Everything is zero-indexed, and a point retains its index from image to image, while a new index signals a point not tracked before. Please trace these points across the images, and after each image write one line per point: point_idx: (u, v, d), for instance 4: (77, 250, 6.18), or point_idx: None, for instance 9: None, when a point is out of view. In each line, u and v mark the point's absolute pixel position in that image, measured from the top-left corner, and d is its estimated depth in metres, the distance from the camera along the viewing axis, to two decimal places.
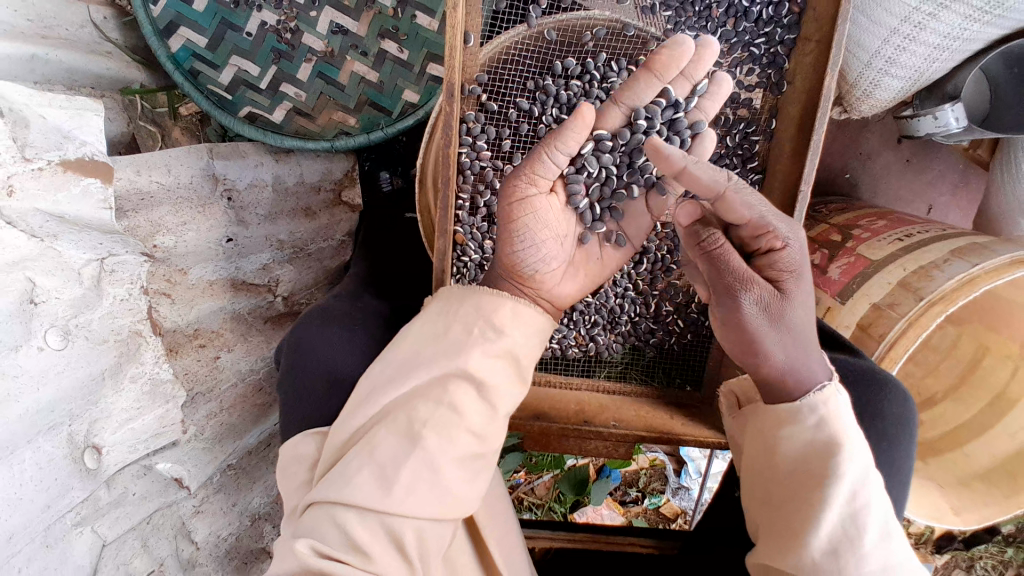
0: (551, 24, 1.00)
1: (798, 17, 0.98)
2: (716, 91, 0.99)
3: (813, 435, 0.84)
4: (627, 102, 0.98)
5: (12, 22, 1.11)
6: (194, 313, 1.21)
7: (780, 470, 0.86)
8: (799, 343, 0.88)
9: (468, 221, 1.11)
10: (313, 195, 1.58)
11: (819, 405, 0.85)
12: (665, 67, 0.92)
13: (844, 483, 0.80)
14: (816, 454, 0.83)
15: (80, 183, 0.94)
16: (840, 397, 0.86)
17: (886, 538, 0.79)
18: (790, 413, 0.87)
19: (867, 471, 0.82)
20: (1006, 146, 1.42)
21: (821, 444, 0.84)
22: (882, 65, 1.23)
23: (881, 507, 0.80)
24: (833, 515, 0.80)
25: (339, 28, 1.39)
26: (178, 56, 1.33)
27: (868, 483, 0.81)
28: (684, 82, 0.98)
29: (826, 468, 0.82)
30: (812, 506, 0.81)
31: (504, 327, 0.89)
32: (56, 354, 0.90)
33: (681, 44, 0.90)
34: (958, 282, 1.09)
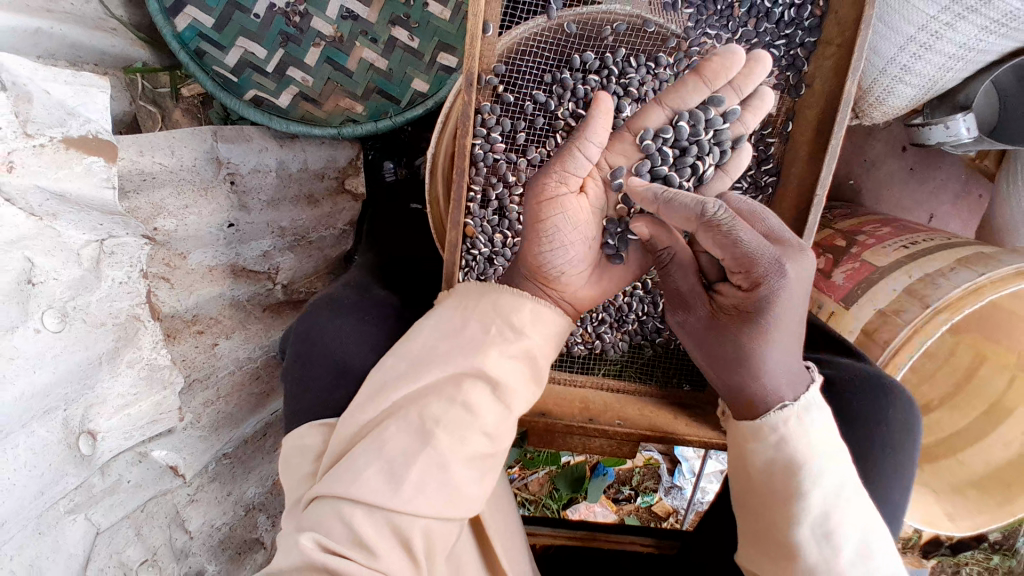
0: (572, 17, 0.97)
1: (820, 20, 0.96)
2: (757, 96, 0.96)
3: (776, 456, 0.82)
4: (671, 107, 0.93)
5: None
6: (193, 299, 1.19)
7: (756, 479, 0.85)
8: (763, 369, 0.83)
9: (480, 214, 1.08)
10: (317, 182, 1.54)
11: (780, 425, 0.82)
12: (716, 76, 0.89)
13: (817, 510, 0.79)
14: (781, 475, 0.82)
15: (82, 162, 0.92)
16: (808, 417, 0.82)
17: (863, 555, 0.79)
18: (753, 432, 0.84)
19: (841, 484, 0.80)
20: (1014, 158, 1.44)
21: (781, 466, 0.82)
22: (897, 72, 1.22)
23: (856, 525, 0.80)
24: (806, 529, 0.80)
25: (349, 13, 1.37)
26: (183, 35, 1.31)
27: (842, 503, 0.80)
28: (732, 92, 0.93)
29: (792, 488, 0.81)
30: (781, 521, 0.82)
31: (524, 328, 0.87)
32: (53, 337, 0.88)
33: (733, 53, 0.87)
34: (965, 290, 1.10)
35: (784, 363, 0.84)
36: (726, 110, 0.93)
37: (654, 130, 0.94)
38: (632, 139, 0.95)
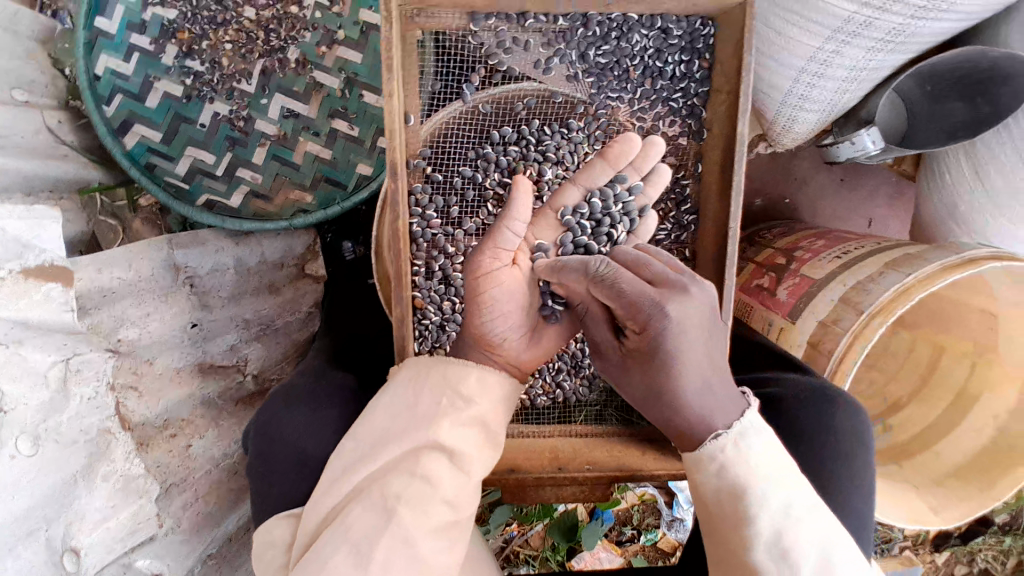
0: (486, 99, 1.08)
1: (709, 72, 1.05)
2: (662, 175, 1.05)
3: (720, 483, 0.83)
4: (584, 185, 1.05)
5: None
6: (163, 405, 1.22)
7: (709, 509, 0.85)
8: (682, 403, 0.83)
9: (425, 285, 1.13)
10: (276, 271, 1.60)
11: (718, 453, 0.83)
12: (618, 159, 1.00)
13: (768, 530, 0.79)
14: (729, 500, 0.82)
15: (41, 290, 0.96)
16: (745, 441, 0.83)
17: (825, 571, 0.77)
18: (696, 464, 0.85)
19: (789, 501, 0.80)
20: (930, 161, 1.53)
21: (728, 492, 0.82)
22: (796, 101, 1.32)
23: (813, 541, 0.78)
24: (763, 553, 0.79)
25: (291, 112, 1.45)
26: (133, 153, 1.40)
27: (794, 521, 0.79)
28: (634, 172, 1.05)
29: (742, 512, 0.80)
30: (739, 549, 0.80)
31: (473, 396, 0.91)
32: (27, 462, 0.91)
33: (630, 140, 0.98)
34: (895, 292, 1.16)
35: (708, 394, 0.84)
36: (631, 185, 1.06)
37: (572, 207, 1.05)
38: (555, 215, 1.06)
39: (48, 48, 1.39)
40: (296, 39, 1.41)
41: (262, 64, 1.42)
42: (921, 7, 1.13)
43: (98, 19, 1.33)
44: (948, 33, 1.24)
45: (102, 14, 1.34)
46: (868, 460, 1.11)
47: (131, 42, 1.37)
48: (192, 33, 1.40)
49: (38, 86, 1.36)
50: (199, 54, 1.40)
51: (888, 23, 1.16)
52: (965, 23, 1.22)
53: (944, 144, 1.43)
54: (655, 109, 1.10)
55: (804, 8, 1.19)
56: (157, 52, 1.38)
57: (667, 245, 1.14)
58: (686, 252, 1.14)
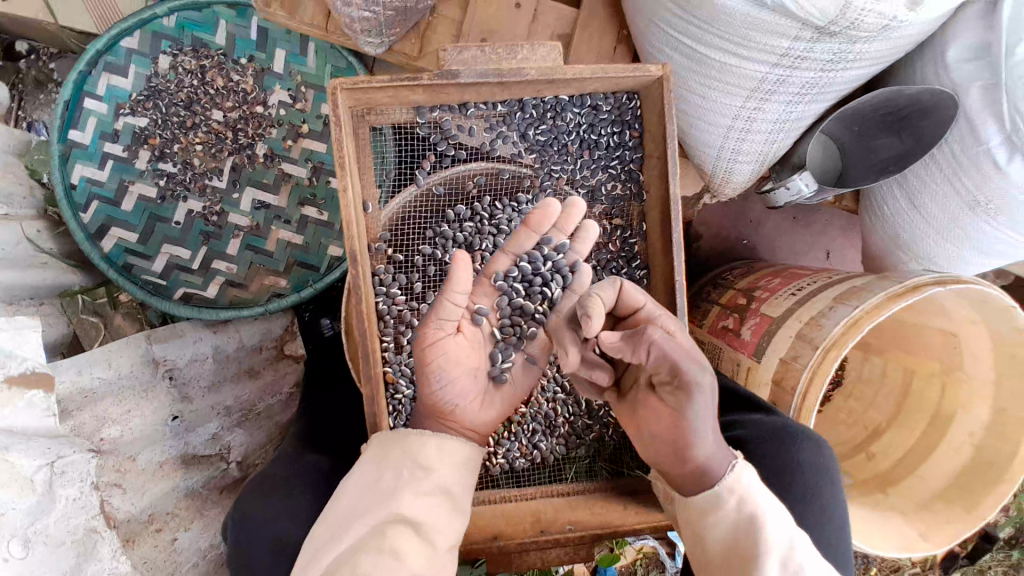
0: (437, 181, 1.16)
1: (640, 140, 1.13)
2: (588, 231, 1.09)
3: (734, 517, 0.88)
4: (512, 253, 1.08)
5: None
6: (146, 500, 1.23)
7: (713, 553, 0.89)
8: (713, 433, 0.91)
9: (396, 360, 1.17)
10: (254, 355, 1.65)
11: (729, 489, 0.89)
12: (540, 222, 1.01)
13: (777, 561, 0.84)
14: (743, 534, 0.87)
15: (24, 395, 1.00)
16: (748, 478, 0.90)
17: None
18: (709, 504, 0.90)
19: (795, 534, 0.87)
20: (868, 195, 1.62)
21: (739, 527, 0.88)
22: (731, 154, 1.41)
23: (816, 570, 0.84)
24: None
25: (261, 203, 1.53)
26: (111, 255, 1.46)
27: (798, 551, 0.85)
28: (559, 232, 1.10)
29: (751, 547, 0.85)
30: None
31: (432, 464, 0.94)
32: (19, 564, 0.92)
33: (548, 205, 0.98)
34: (845, 325, 1.21)
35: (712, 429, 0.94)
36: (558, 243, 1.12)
37: (504, 272, 1.10)
38: (489, 282, 1.09)
39: (26, 159, 1.50)
40: (263, 135, 1.51)
41: (232, 161, 1.51)
42: (828, 61, 1.22)
43: (73, 133, 1.43)
44: (864, 76, 1.32)
45: (76, 128, 1.44)
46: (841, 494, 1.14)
47: (106, 151, 1.47)
48: (162, 137, 1.49)
49: (16, 198, 1.44)
50: (172, 156, 1.50)
51: (801, 79, 1.26)
52: (877, 66, 1.30)
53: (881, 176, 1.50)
54: (597, 176, 1.18)
55: (721, 73, 1.29)
56: (131, 158, 1.48)
57: None
58: None
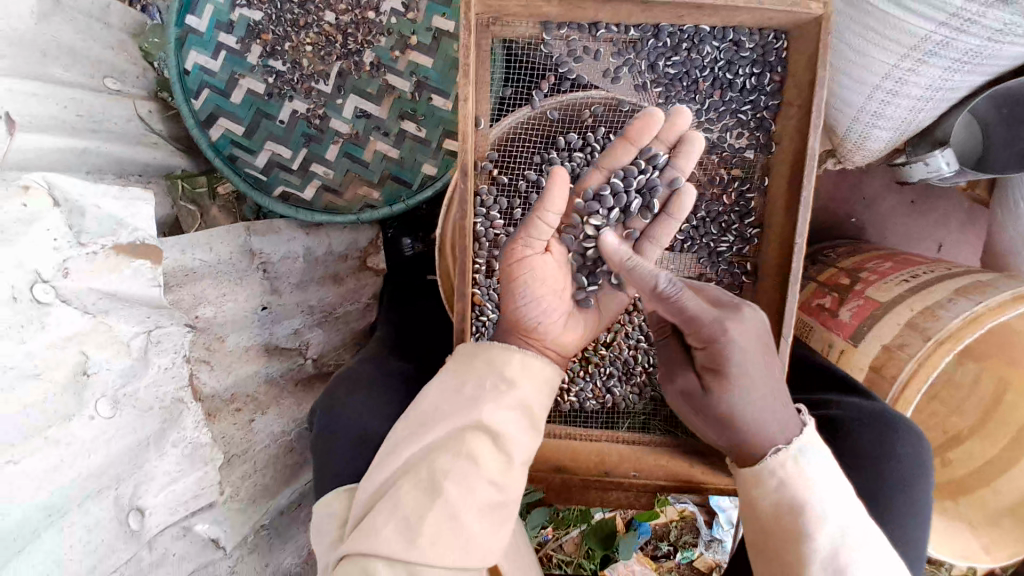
0: (553, 105, 1.10)
1: (780, 86, 1.04)
2: (694, 151, 1.03)
3: (781, 496, 0.84)
4: (607, 168, 1.05)
5: (69, 120, 1.21)
6: (230, 380, 1.32)
7: (761, 525, 0.86)
8: (746, 422, 0.88)
9: (487, 282, 1.16)
10: (340, 262, 1.67)
11: (777, 469, 0.86)
12: (640, 134, 0.98)
13: (825, 548, 0.79)
14: (789, 512, 0.83)
15: (131, 265, 1.09)
16: (804, 458, 0.86)
17: None
18: (755, 477, 0.88)
19: (847, 524, 0.81)
20: (1005, 186, 1.42)
21: (788, 506, 0.84)
22: (869, 119, 1.28)
23: (869, 565, 0.78)
24: (818, 572, 0.79)
25: (363, 113, 1.52)
26: (218, 144, 1.49)
27: (850, 543, 0.80)
28: (660, 145, 1.04)
29: (799, 528, 0.81)
30: (796, 565, 0.81)
31: (515, 379, 0.94)
32: (104, 422, 1.02)
33: (652, 115, 0.95)
34: (963, 320, 1.11)
35: (771, 411, 0.89)
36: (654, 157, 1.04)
37: (594, 189, 1.06)
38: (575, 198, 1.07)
39: (140, 41, 1.51)
40: (371, 43, 1.48)
41: (339, 66, 1.50)
42: (997, 30, 1.09)
43: (189, 18, 1.43)
44: None
45: (193, 13, 1.43)
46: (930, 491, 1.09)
47: (220, 41, 1.46)
48: (275, 34, 1.48)
49: (130, 77, 1.47)
50: (282, 54, 1.49)
51: (966, 44, 1.12)
52: None
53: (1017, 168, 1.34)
54: (723, 121, 1.10)
55: (880, 25, 1.17)
56: (243, 51, 1.47)
57: (729, 257, 1.15)
58: (747, 265, 1.13)
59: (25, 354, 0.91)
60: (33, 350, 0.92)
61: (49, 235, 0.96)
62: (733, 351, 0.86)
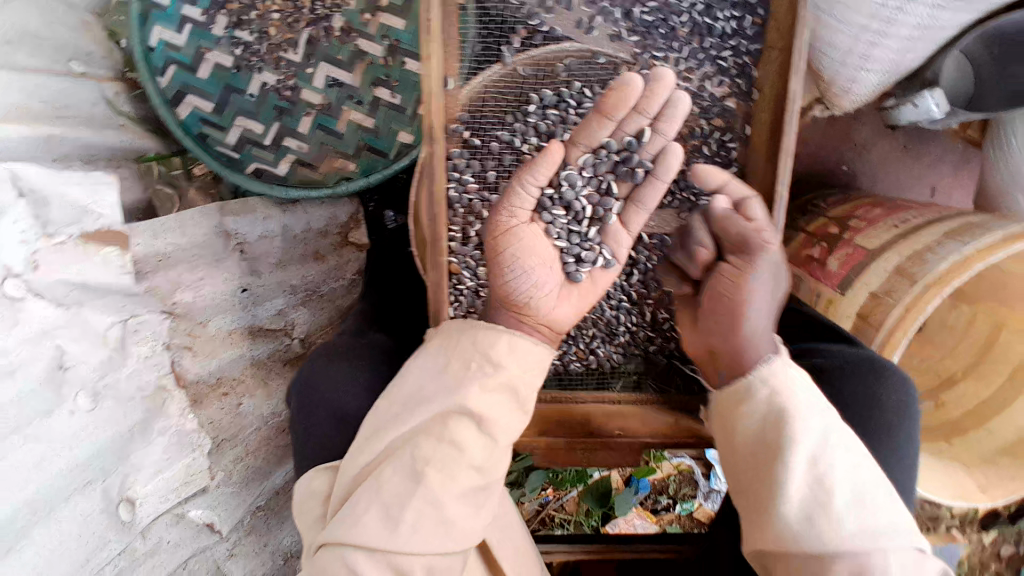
0: (525, 61, 1.05)
1: (762, 27, 1.01)
2: (679, 115, 0.98)
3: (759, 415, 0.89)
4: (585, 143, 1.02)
5: (19, 102, 1.13)
6: (215, 364, 1.29)
7: (744, 445, 0.89)
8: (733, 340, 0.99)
9: (462, 251, 1.12)
10: (320, 238, 1.56)
11: (767, 379, 0.90)
12: (615, 107, 0.95)
13: (808, 453, 0.82)
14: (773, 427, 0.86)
15: (101, 253, 1.05)
16: (788, 368, 0.91)
17: (859, 502, 0.79)
18: (745, 390, 0.91)
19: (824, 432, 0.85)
20: (995, 125, 1.36)
21: (772, 417, 0.87)
22: (858, 62, 1.19)
23: (848, 467, 0.81)
24: (799, 479, 0.81)
25: (335, 81, 1.44)
26: (187, 123, 1.42)
27: (828, 447, 0.83)
28: (639, 117, 0.99)
29: (781, 438, 0.85)
30: (776, 476, 0.83)
31: (502, 361, 0.91)
32: (86, 414, 1.02)
33: (627, 83, 0.93)
34: (953, 263, 1.10)
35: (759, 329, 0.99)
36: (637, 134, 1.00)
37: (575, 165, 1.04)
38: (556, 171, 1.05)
39: None
40: (342, 6, 1.40)
41: (308, 34, 1.41)
42: None
43: None
44: None
45: None
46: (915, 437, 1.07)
47: (184, 14, 1.35)
48: (242, 2, 1.38)
49: (96, 57, 1.34)
50: (249, 23, 1.39)
51: None
52: None
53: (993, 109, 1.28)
54: (703, 68, 1.06)
55: None
56: (209, 22, 1.37)
57: None
58: None
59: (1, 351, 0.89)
60: (8, 346, 0.91)
61: (17, 226, 0.93)
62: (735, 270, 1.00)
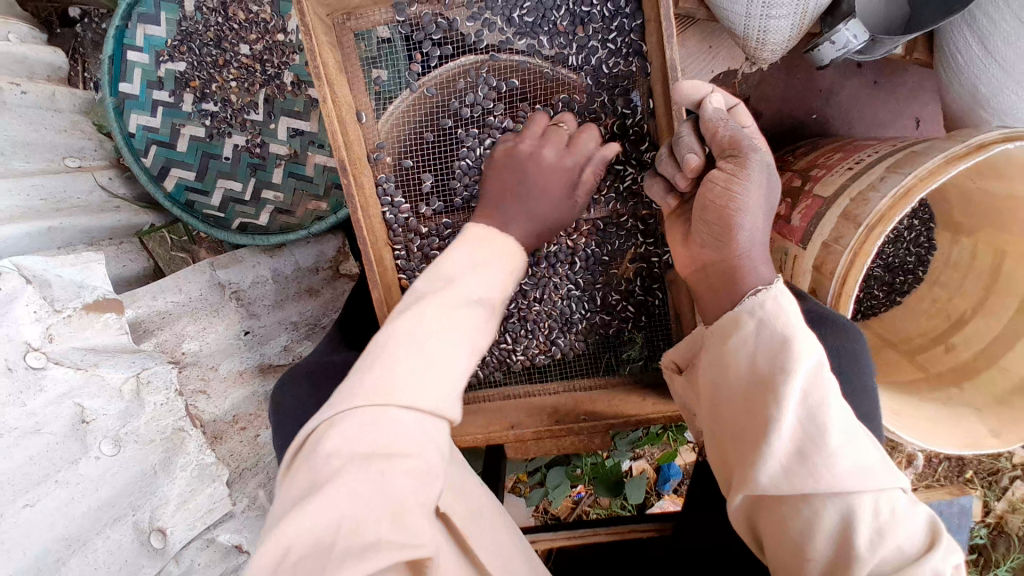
0: (430, 82, 1.14)
1: (637, 5, 1.05)
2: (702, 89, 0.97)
3: (758, 341, 0.84)
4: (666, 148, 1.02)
5: (41, 204, 1.36)
6: (229, 402, 1.45)
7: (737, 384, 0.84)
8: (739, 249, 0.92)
9: (408, 267, 1.18)
10: (314, 275, 1.80)
11: (756, 308, 0.86)
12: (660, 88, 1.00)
13: (800, 391, 0.77)
14: (764, 357, 0.82)
15: (100, 318, 1.20)
16: (783, 296, 0.86)
17: (851, 436, 0.75)
18: (732, 322, 0.88)
19: (826, 360, 0.80)
20: (942, 41, 1.35)
21: (762, 351, 0.83)
22: (761, 11, 1.17)
23: (841, 408, 0.76)
24: (794, 415, 0.76)
25: (296, 131, 1.60)
26: (173, 193, 1.61)
27: (823, 381, 0.77)
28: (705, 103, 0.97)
29: (769, 369, 0.80)
30: (763, 420, 0.79)
31: (453, 279, 0.86)
32: (110, 459, 1.17)
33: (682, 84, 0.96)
34: (893, 198, 1.06)
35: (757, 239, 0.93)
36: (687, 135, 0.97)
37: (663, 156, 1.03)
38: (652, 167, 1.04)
39: (93, 117, 1.65)
40: (288, 63, 1.56)
41: (265, 93, 1.59)
42: None
43: (122, 85, 1.55)
44: None
45: (125, 80, 1.55)
46: (868, 385, 0.99)
47: (154, 99, 1.58)
48: (201, 79, 1.59)
49: (88, 150, 1.61)
50: (212, 95, 1.60)
51: None
52: None
53: (950, 18, 1.25)
54: (595, 53, 1.09)
55: None
56: (177, 102, 1.59)
57: (634, 188, 1.15)
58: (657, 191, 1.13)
59: (27, 413, 1.04)
60: (35, 409, 1.06)
61: (29, 307, 1.08)
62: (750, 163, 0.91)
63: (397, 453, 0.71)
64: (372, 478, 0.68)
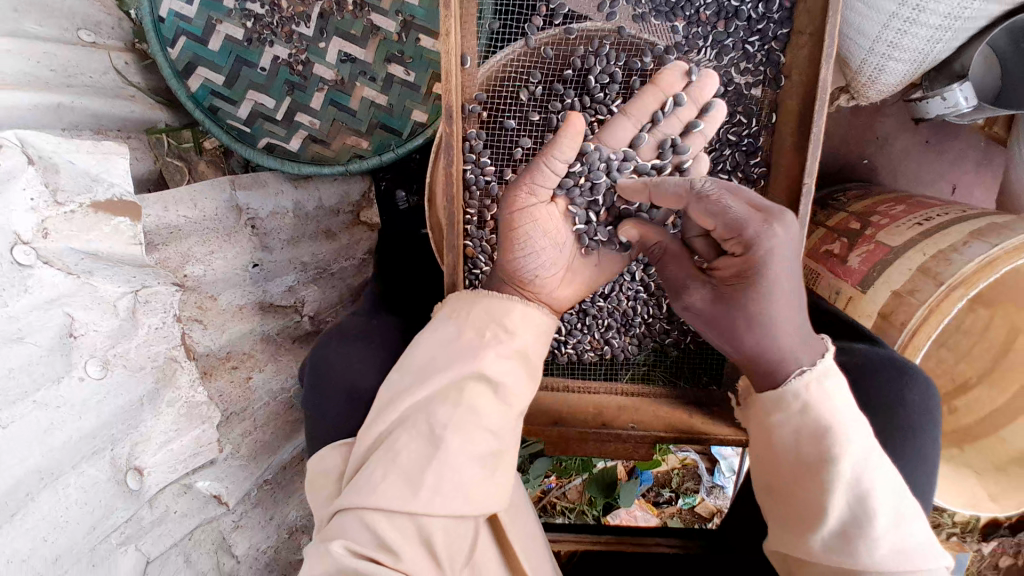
0: (548, 40, 1.05)
1: (789, 12, 1.01)
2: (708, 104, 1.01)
3: (799, 424, 0.82)
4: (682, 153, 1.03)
5: (34, 72, 1.11)
6: (225, 338, 1.30)
7: (782, 458, 0.85)
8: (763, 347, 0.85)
9: (478, 234, 1.12)
10: (332, 217, 1.66)
11: (802, 391, 0.82)
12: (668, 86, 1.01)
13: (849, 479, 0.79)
14: (810, 443, 0.82)
15: (111, 221, 1.00)
16: (827, 378, 0.82)
17: (897, 518, 0.79)
18: (775, 400, 0.84)
19: (869, 448, 0.81)
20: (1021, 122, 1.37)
21: (809, 432, 0.82)
22: (884, 49, 1.17)
23: (886, 489, 0.80)
24: (838, 501, 0.80)
25: (348, 56, 1.44)
26: (197, 95, 1.42)
27: (869, 466, 0.80)
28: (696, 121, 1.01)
29: (821, 455, 0.81)
30: (813, 502, 0.82)
31: (515, 330, 0.94)
32: (94, 384, 0.97)
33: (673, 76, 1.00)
34: (978, 264, 1.06)
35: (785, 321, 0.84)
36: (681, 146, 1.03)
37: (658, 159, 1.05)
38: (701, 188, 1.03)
39: None
40: None
41: (321, 6, 1.42)
42: None
43: None
44: None
45: None
46: (929, 441, 1.06)
47: None
48: None
49: (105, 27, 1.38)
50: None
51: None
52: None
53: None
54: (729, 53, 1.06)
55: None
56: None
57: None
58: None
59: (8, 317, 0.84)
60: (17, 312, 0.85)
61: (26, 194, 0.89)
62: (775, 254, 0.81)
63: (462, 452, 0.85)
64: (441, 470, 0.84)
